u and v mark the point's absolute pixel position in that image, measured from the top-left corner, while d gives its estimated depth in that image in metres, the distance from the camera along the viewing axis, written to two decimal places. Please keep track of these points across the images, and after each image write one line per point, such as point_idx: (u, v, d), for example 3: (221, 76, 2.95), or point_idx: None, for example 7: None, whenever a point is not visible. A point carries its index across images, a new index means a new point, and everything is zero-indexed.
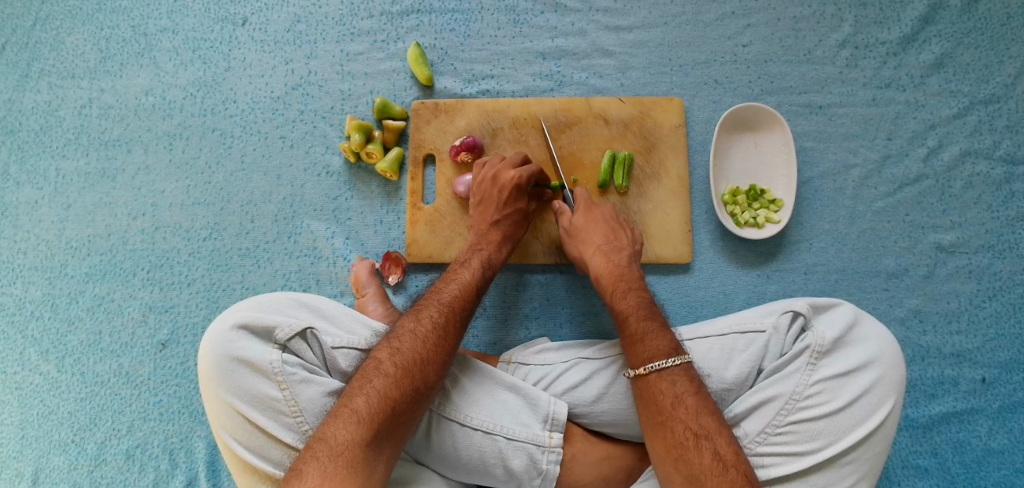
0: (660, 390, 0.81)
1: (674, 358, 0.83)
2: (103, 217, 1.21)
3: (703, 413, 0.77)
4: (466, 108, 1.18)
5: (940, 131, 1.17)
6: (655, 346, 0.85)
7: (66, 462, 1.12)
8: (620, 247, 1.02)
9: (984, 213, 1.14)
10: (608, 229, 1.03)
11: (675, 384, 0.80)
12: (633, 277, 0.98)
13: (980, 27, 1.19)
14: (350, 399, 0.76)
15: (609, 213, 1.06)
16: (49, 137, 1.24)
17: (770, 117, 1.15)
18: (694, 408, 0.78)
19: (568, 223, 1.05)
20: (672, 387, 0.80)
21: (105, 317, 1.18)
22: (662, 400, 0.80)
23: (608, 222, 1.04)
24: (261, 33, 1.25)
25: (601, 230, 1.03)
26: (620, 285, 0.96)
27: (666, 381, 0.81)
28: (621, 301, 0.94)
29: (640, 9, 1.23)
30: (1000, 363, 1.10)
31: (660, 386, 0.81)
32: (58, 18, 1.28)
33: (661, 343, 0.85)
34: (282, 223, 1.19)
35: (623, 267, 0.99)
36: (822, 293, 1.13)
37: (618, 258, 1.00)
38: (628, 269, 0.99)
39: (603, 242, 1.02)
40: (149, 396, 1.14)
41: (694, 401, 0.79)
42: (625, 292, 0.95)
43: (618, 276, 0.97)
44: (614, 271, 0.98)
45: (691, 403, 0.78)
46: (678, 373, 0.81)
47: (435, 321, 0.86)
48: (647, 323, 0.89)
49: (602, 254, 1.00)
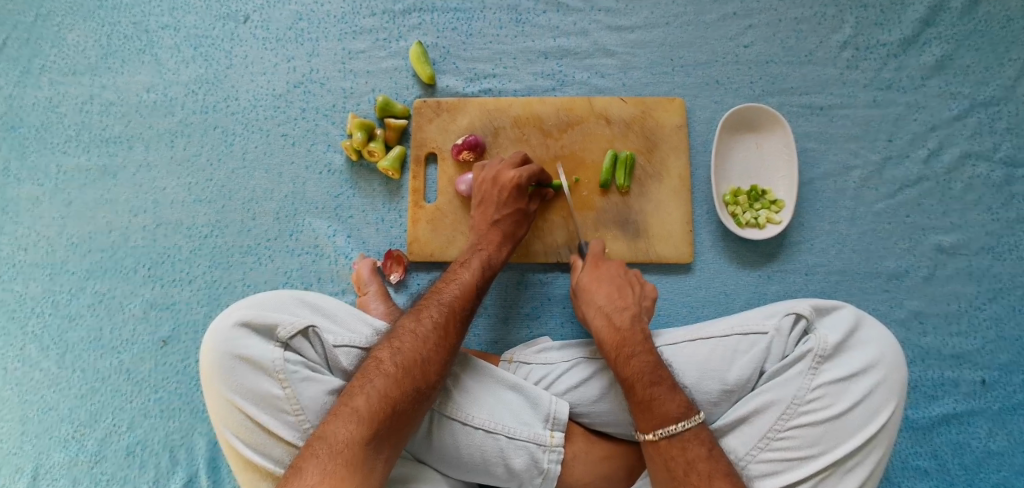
0: (672, 456, 0.80)
1: (683, 422, 0.81)
2: (104, 214, 1.21)
3: (717, 479, 0.76)
4: (469, 107, 1.18)
5: (941, 132, 1.17)
6: (663, 412, 0.82)
7: (66, 459, 1.12)
8: (624, 306, 0.95)
9: (984, 215, 1.14)
10: (615, 288, 0.98)
11: (687, 450, 0.79)
12: (637, 338, 0.91)
13: (981, 30, 1.19)
14: (350, 398, 0.76)
15: (616, 270, 1.01)
16: (50, 134, 1.24)
17: (771, 117, 1.15)
18: (707, 474, 0.76)
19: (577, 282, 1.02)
20: (683, 454, 0.79)
21: (105, 314, 1.17)
22: (674, 466, 0.79)
23: (614, 280, 1.00)
24: (263, 31, 1.25)
25: (606, 290, 0.98)
26: (622, 352, 0.89)
27: (677, 447, 0.80)
28: (626, 368, 0.87)
29: (642, 9, 1.23)
30: (1000, 365, 1.10)
31: (671, 452, 0.80)
32: (59, 15, 1.28)
33: (670, 407, 0.82)
34: (284, 221, 1.19)
35: (626, 329, 0.92)
36: (822, 294, 1.13)
37: (621, 319, 0.94)
38: (631, 332, 0.91)
39: (606, 304, 0.96)
40: (150, 393, 1.14)
41: (707, 465, 0.77)
42: (629, 359, 0.88)
43: (621, 340, 0.91)
44: (617, 336, 0.91)
45: (704, 468, 0.77)
46: (689, 438, 0.80)
47: (436, 321, 0.86)
48: (653, 390, 0.84)
49: (604, 317, 0.95)
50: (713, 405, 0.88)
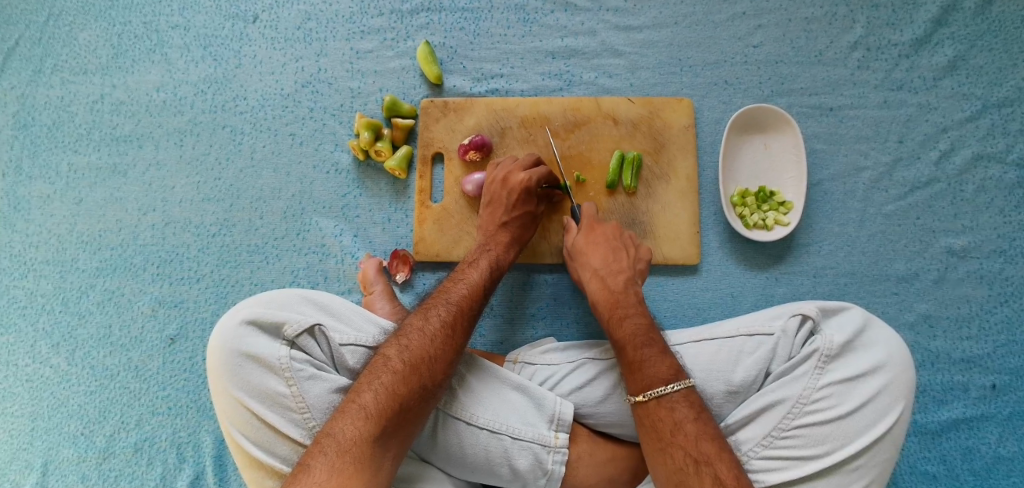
0: (659, 417, 0.81)
1: (674, 383, 0.82)
2: (115, 212, 1.22)
3: (704, 440, 0.77)
4: (476, 107, 1.18)
5: (952, 134, 1.16)
6: (653, 373, 0.84)
7: (75, 454, 1.13)
8: (618, 270, 1.00)
9: (996, 217, 1.13)
10: (609, 251, 1.02)
11: (674, 411, 0.80)
12: (629, 301, 0.96)
13: (994, 30, 1.17)
14: (357, 395, 0.77)
15: (612, 233, 1.05)
16: (61, 133, 1.25)
17: (780, 118, 1.15)
18: (694, 435, 0.77)
19: (571, 244, 1.05)
20: (671, 414, 0.80)
21: (115, 312, 1.19)
22: (662, 427, 0.80)
23: (609, 243, 1.03)
24: (272, 30, 1.26)
25: (601, 253, 1.02)
26: (616, 313, 0.94)
27: (665, 408, 0.81)
28: (618, 329, 0.91)
29: (650, 9, 1.23)
30: (1011, 369, 1.09)
31: (659, 413, 0.81)
32: (70, 14, 1.29)
33: (659, 368, 0.84)
34: (292, 220, 1.20)
35: (619, 292, 0.97)
36: (830, 297, 1.12)
37: (615, 282, 0.98)
38: (624, 295, 0.97)
39: (601, 266, 1.00)
40: (158, 390, 1.15)
41: (694, 427, 0.78)
42: (622, 318, 0.93)
43: (614, 302, 0.96)
44: (610, 297, 0.97)
45: (691, 430, 0.78)
46: (678, 400, 0.81)
47: (443, 320, 0.87)
48: (644, 351, 0.87)
49: (598, 280, 0.99)
50: (719, 406, 0.87)
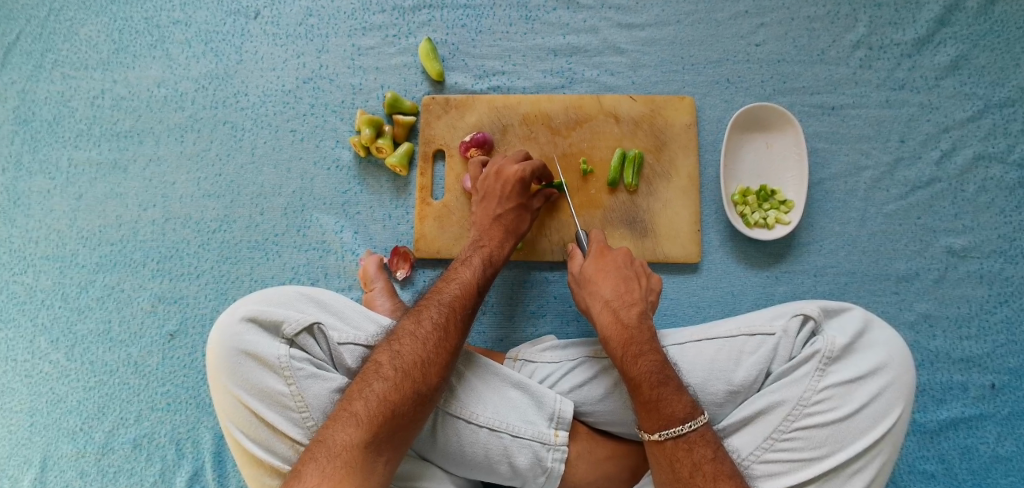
0: (677, 457, 0.79)
1: (689, 422, 0.80)
2: (114, 208, 1.22)
3: (721, 481, 0.75)
4: (477, 104, 1.18)
5: (953, 134, 1.16)
6: (669, 413, 0.81)
7: (74, 450, 1.13)
8: (632, 302, 0.94)
9: (997, 217, 1.13)
10: (620, 279, 0.97)
11: (693, 451, 0.79)
12: (644, 338, 0.89)
13: (996, 30, 1.17)
14: (349, 402, 0.76)
15: (623, 259, 0.99)
16: (61, 128, 1.25)
17: (782, 117, 1.15)
18: (713, 475, 0.76)
19: (579, 270, 1.01)
20: (689, 455, 0.79)
21: (115, 307, 1.18)
22: (681, 467, 0.78)
23: (619, 271, 0.98)
24: (273, 27, 1.25)
25: (612, 282, 0.97)
26: (631, 350, 0.87)
27: (683, 448, 0.79)
28: (633, 366, 0.85)
29: (652, 7, 1.22)
30: (1011, 370, 1.09)
31: (678, 454, 0.79)
32: (71, 9, 1.29)
33: (676, 407, 0.81)
34: (291, 217, 1.19)
35: (633, 327, 0.90)
36: (831, 296, 1.12)
37: (627, 315, 0.92)
38: (638, 331, 0.90)
39: (613, 297, 0.95)
40: (158, 386, 1.15)
41: (713, 467, 0.77)
42: (638, 356, 0.86)
43: (628, 338, 0.89)
44: (624, 333, 0.90)
45: (709, 470, 0.76)
46: (695, 439, 0.79)
47: (435, 321, 0.86)
48: (660, 390, 0.82)
49: (610, 312, 0.93)
50: (719, 405, 0.87)
